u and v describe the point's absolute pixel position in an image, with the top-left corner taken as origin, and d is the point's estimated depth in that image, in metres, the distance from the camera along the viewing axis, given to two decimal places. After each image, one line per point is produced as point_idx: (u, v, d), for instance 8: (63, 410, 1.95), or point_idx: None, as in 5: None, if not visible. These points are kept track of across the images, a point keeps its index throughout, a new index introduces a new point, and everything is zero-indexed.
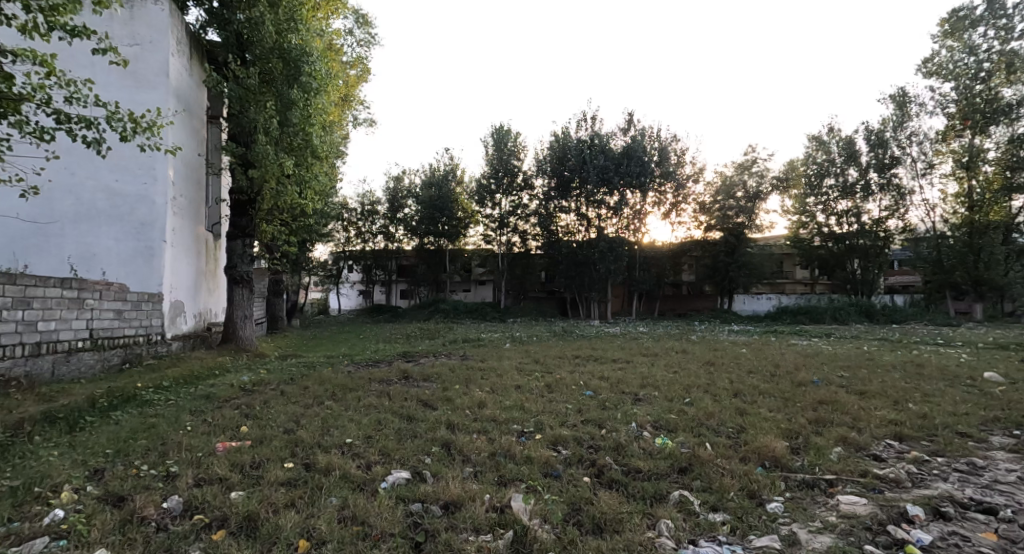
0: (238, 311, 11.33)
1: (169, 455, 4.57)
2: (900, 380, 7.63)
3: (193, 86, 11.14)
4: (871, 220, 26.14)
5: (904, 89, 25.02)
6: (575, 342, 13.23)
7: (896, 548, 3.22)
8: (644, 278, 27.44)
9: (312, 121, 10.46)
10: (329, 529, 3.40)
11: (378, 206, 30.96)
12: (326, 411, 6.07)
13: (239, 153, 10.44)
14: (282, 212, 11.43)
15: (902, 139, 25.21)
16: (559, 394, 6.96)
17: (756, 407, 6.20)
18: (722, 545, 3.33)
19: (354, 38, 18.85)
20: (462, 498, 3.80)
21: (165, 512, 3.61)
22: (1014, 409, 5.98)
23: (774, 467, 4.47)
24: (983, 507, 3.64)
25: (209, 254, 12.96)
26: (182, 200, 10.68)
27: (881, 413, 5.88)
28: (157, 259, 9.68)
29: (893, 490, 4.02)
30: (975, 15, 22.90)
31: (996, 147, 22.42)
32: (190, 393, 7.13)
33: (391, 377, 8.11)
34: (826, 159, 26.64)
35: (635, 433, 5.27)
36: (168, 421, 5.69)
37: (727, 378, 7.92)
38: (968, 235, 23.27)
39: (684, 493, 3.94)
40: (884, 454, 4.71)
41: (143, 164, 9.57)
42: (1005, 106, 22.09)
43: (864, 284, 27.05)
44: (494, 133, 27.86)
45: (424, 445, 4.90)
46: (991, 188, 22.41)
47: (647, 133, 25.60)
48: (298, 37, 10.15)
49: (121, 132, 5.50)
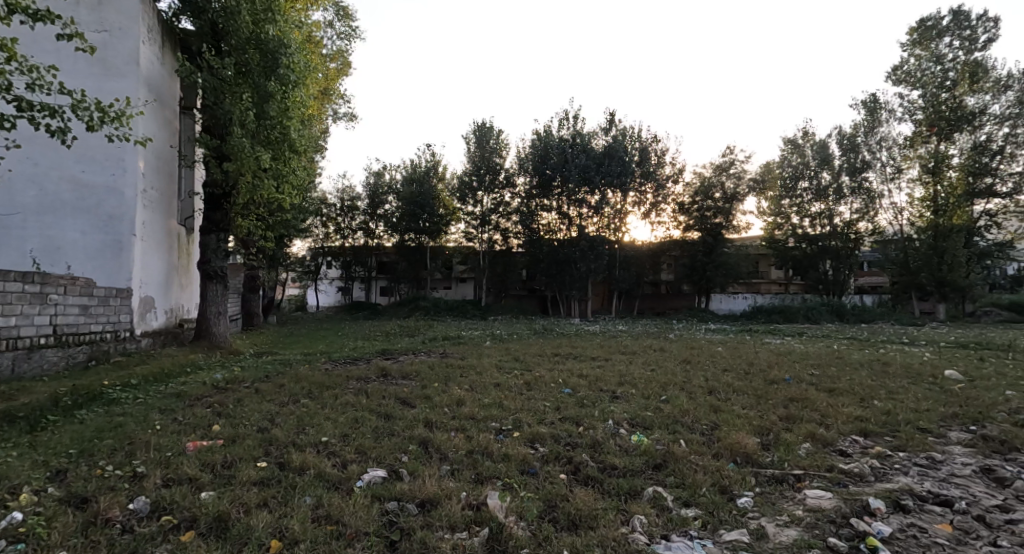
0: (211, 308, 11.08)
1: (136, 455, 4.47)
2: (867, 378, 7.81)
3: (164, 75, 10.86)
4: (842, 222, 26.88)
5: (875, 96, 25.77)
6: (554, 340, 13.22)
7: (857, 540, 3.31)
8: (624, 277, 27.56)
9: (290, 114, 10.33)
10: (302, 528, 3.36)
11: (358, 201, 30.70)
12: (302, 410, 5.97)
13: (214, 145, 10.19)
14: (258, 207, 11.23)
15: (872, 144, 26.05)
16: (538, 392, 6.99)
17: (730, 404, 6.33)
18: (693, 540, 3.38)
19: (334, 31, 18.64)
20: (438, 496, 3.80)
21: (131, 514, 3.53)
22: (973, 406, 6.19)
23: (745, 463, 4.55)
24: (941, 500, 3.77)
25: (182, 250, 12.70)
26: (152, 192, 10.42)
27: (848, 409, 6.05)
28: (125, 253, 9.45)
29: (857, 484, 4.14)
30: (942, 26, 23.77)
31: (960, 153, 23.49)
32: (159, 392, 6.93)
33: (369, 376, 7.99)
34: (800, 162, 27.25)
35: (612, 431, 5.33)
36: (136, 420, 5.56)
37: (702, 376, 8.07)
38: (933, 238, 23.80)
39: (658, 489, 4.01)
40: (850, 450, 4.85)
41: (112, 156, 9.34)
42: (968, 114, 23.10)
43: (835, 284, 27.61)
44: (475, 130, 27.98)
45: (401, 443, 4.88)
46: (955, 193, 23.30)
47: (628, 133, 25.94)
48: (276, 28, 9.98)
49: (88, 121, 5.33)
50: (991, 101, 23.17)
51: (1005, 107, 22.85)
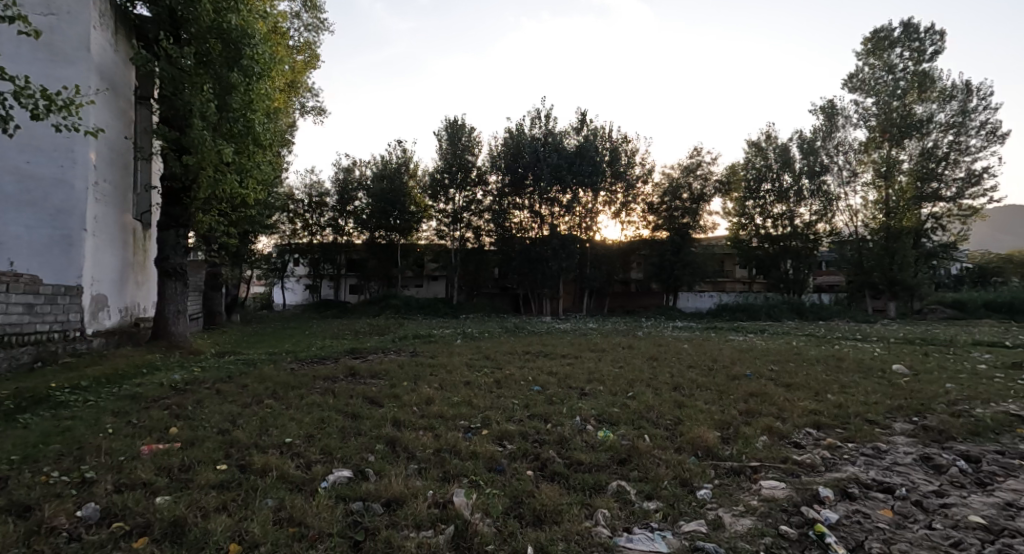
0: (170, 306, 10.73)
1: (86, 460, 4.31)
2: (822, 373, 8.12)
3: (118, 63, 10.46)
4: (802, 223, 27.76)
5: (833, 102, 26.79)
6: (526, 338, 13.31)
7: (807, 527, 3.45)
8: (594, 276, 27.89)
9: (254, 108, 10.07)
10: (263, 531, 3.29)
11: (327, 198, 30.12)
12: (265, 411, 5.85)
13: (172, 138, 9.85)
14: (220, 203, 10.89)
15: (830, 149, 27.07)
16: (507, 390, 7.02)
17: (693, 399, 6.48)
18: (654, 532, 3.46)
19: (300, 22, 18.25)
20: (404, 495, 3.79)
21: (79, 521, 3.41)
22: (916, 398, 6.51)
23: (706, 456, 4.69)
24: (884, 487, 3.96)
25: (138, 246, 12.26)
26: (105, 185, 10.01)
27: (804, 403, 6.26)
28: (75, 249, 9.09)
29: (808, 474, 4.31)
30: (893, 37, 24.84)
31: (910, 159, 24.64)
32: (112, 393, 6.70)
33: (336, 376, 7.85)
34: (764, 165, 28.13)
35: (579, 427, 5.40)
36: (85, 423, 5.35)
37: (668, 372, 8.25)
38: (885, 239, 24.81)
39: (621, 483, 4.08)
40: (803, 442, 5.04)
41: (60, 146, 8.95)
42: (917, 122, 24.24)
43: (795, 284, 28.21)
44: (447, 126, 27.80)
45: (367, 443, 4.83)
46: (905, 196, 24.39)
47: (598, 133, 26.37)
48: (239, 18, 9.69)
49: (33, 108, 5.07)
50: (937, 110, 24.41)
51: (950, 116, 24.16)
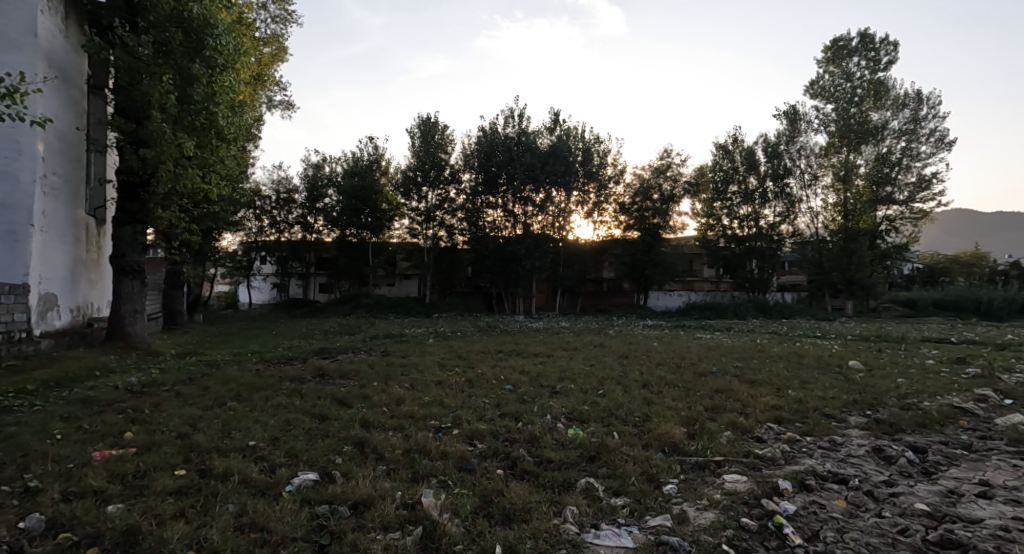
0: (127, 306, 10.33)
1: (31, 468, 4.12)
2: (783, 369, 8.36)
3: (68, 50, 10.02)
4: (767, 224, 28.53)
5: (795, 107, 27.59)
6: (497, 337, 13.27)
7: (766, 518, 3.53)
8: (566, 275, 28.05)
9: (217, 100, 9.77)
10: (223, 538, 3.20)
11: (296, 194, 29.47)
12: (228, 413, 5.71)
13: (129, 130, 9.49)
14: (182, 199, 10.53)
15: (793, 152, 27.90)
16: (478, 389, 6.99)
17: (662, 397, 6.57)
18: (620, 527, 3.50)
19: (267, 14, 17.84)
20: (372, 497, 3.73)
21: (23, 533, 3.25)
22: (872, 392, 6.76)
23: (672, 452, 4.76)
24: (839, 478, 4.10)
25: (92, 242, 11.78)
26: (54, 178, 9.59)
27: (767, 399, 6.43)
28: (21, 245, 8.70)
29: (769, 467, 4.42)
30: (851, 46, 25.71)
31: (866, 164, 25.56)
32: (63, 397, 6.41)
33: (304, 376, 7.71)
34: (730, 168, 28.81)
35: (549, 425, 5.41)
36: (32, 429, 5.11)
37: (637, 370, 8.36)
38: (843, 239, 25.69)
39: (590, 480, 4.12)
40: (765, 436, 5.17)
41: (4, 137, 8.54)
42: (872, 128, 25.20)
43: (760, 283, 28.89)
44: (419, 124, 27.55)
45: (334, 445, 4.75)
46: (862, 199, 25.33)
47: (571, 133, 26.54)
48: (201, 7, 9.40)
49: None
50: (892, 117, 25.41)
51: (903, 123, 25.22)
